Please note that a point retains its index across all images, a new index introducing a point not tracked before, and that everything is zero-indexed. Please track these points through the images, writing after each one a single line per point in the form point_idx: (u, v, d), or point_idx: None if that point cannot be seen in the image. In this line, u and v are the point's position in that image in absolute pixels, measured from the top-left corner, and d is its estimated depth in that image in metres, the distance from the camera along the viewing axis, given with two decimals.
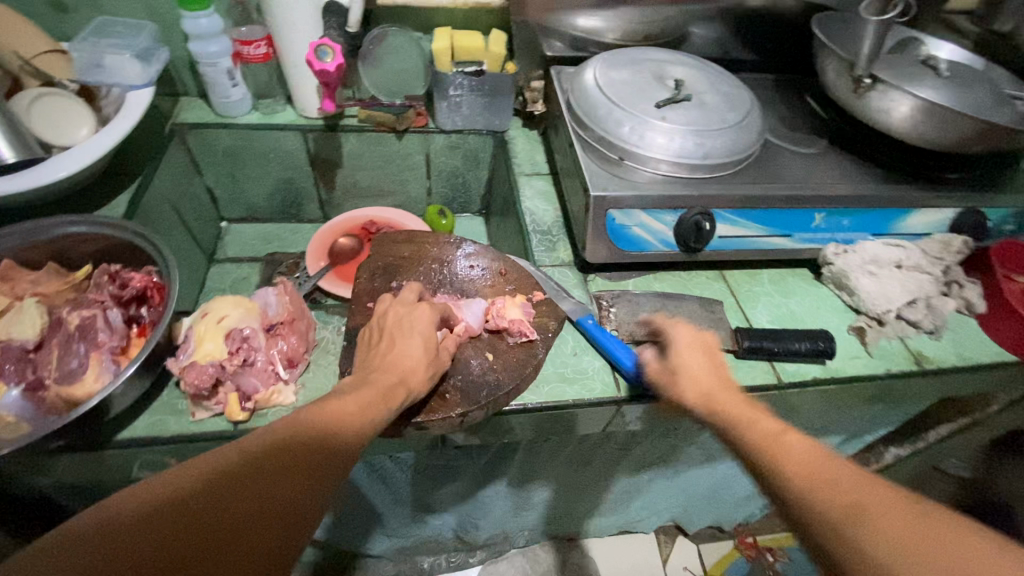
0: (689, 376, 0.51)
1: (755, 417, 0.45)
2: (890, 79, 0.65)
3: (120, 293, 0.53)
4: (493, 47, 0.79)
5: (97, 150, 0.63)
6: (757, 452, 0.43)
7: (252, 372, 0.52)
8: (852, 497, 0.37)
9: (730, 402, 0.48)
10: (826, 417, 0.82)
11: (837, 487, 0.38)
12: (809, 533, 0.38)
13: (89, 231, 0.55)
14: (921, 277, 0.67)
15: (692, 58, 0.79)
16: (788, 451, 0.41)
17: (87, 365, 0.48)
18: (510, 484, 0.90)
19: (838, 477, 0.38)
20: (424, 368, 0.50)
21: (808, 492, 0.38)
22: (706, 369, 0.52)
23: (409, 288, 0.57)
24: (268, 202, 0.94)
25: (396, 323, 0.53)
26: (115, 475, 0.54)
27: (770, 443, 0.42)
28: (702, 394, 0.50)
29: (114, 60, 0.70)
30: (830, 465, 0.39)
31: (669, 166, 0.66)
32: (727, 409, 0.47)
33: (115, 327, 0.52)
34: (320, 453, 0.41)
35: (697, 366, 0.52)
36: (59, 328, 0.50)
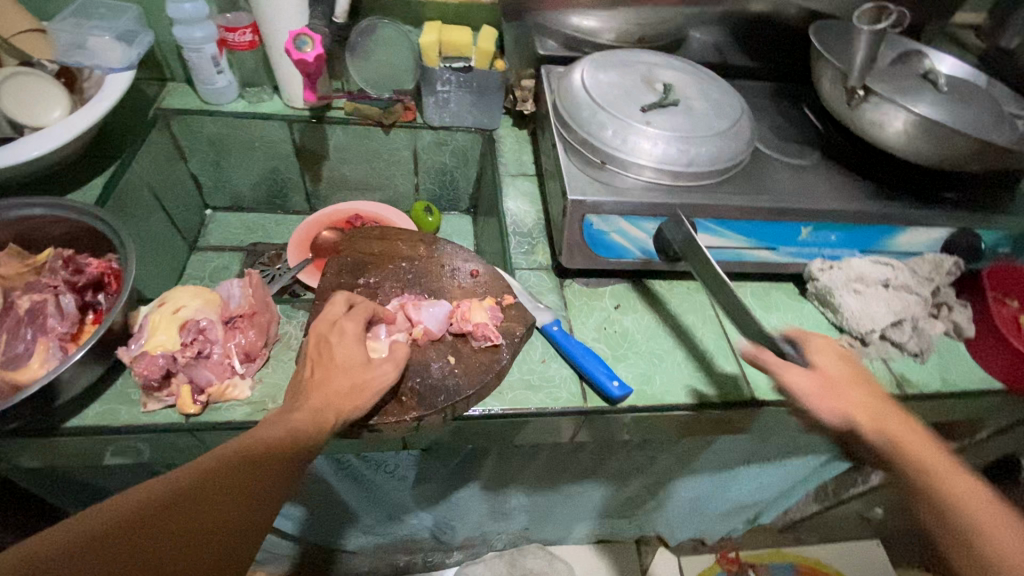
0: (843, 398, 0.51)
1: (929, 448, 0.48)
2: (883, 92, 0.63)
3: (73, 277, 0.52)
4: (481, 44, 0.77)
5: (71, 132, 0.62)
6: (944, 485, 0.46)
7: (207, 364, 0.51)
8: (1004, 543, 0.43)
9: (904, 429, 0.50)
10: (808, 435, 0.80)
11: (997, 536, 0.43)
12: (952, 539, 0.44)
13: (48, 213, 0.54)
14: (909, 298, 0.65)
15: (685, 62, 0.77)
16: (959, 489, 0.46)
17: (33, 349, 0.48)
18: (484, 487, 0.89)
19: (999, 520, 0.44)
20: (354, 390, 0.50)
21: (995, 536, 0.43)
22: (863, 390, 0.51)
23: (336, 298, 0.56)
24: (254, 191, 0.93)
25: (317, 346, 0.52)
26: (68, 463, 0.54)
27: (947, 475, 0.47)
28: (874, 422, 0.50)
29: (98, 42, 0.70)
30: (996, 508, 0.45)
31: (652, 173, 0.64)
32: (908, 441, 0.49)
33: (66, 313, 0.51)
34: (274, 465, 0.44)
35: (853, 384, 0.51)
36: (9, 312, 0.50)
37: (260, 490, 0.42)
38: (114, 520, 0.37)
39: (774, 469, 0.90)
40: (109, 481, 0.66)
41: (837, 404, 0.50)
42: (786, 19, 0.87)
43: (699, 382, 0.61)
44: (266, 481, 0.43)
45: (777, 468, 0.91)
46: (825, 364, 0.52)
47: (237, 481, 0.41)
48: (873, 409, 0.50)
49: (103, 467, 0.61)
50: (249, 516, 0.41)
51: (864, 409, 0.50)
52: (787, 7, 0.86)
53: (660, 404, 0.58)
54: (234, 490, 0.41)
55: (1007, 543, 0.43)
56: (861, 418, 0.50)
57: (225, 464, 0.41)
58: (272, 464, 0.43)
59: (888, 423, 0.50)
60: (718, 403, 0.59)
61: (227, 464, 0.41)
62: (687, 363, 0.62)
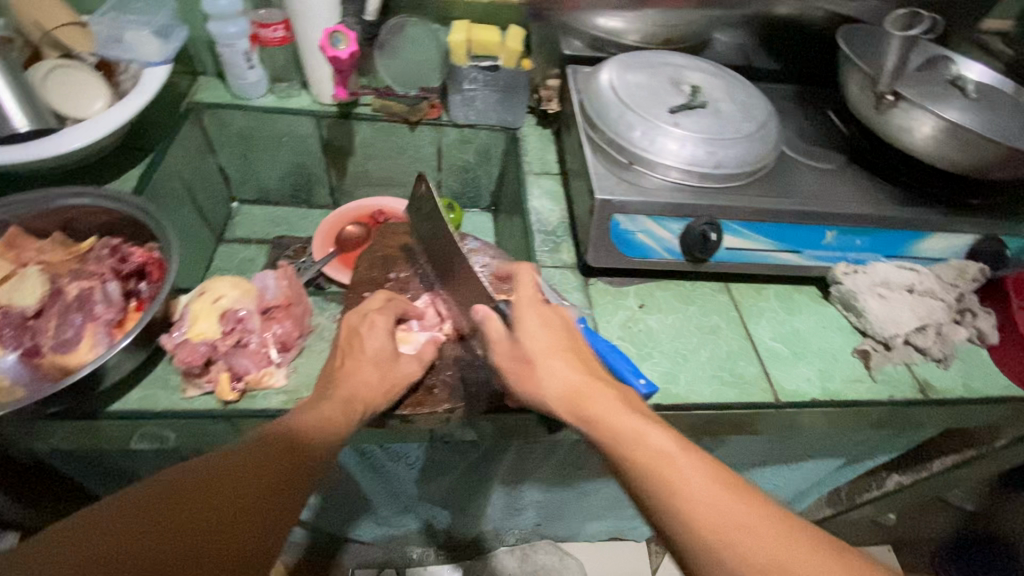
0: (557, 376, 0.51)
1: (625, 418, 0.48)
2: (914, 97, 0.63)
3: (119, 266, 0.54)
4: (510, 43, 0.79)
5: (111, 124, 0.64)
6: (627, 462, 0.46)
7: (245, 353, 0.52)
8: (759, 533, 0.41)
9: (581, 394, 0.50)
10: (826, 438, 0.80)
11: (742, 528, 0.41)
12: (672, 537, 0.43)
13: (94, 203, 0.56)
14: (932, 303, 0.65)
15: (712, 63, 0.78)
16: (631, 458, 0.45)
17: (82, 335, 0.50)
18: (501, 482, 0.90)
19: (737, 506, 0.42)
20: (382, 382, 0.52)
21: (683, 515, 0.42)
22: (568, 360, 0.52)
23: (373, 297, 0.59)
24: (280, 185, 0.94)
25: (348, 340, 0.55)
26: (106, 446, 0.55)
27: (628, 445, 0.46)
28: (568, 397, 0.50)
29: (134, 36, 0.71)
30: (718, 493, 0.42)
31: (678, 173, 0.65)
32: (592, 411, 0.49)
33: (112, 300, 0.52)
34: (299, 450, 0.45)
35: (550, 352, 0.52)
36: (58, 297, 0.52)
37: (276, 486, 0.43)
38: (139, 505, 0.40)
39: (790, 470, 0.90)
40: (140, 465, 0.68)
41: (549, 381, 0.51)
42: (811, 22, 0.87)
43: (724, 383, 0.61)
44: (289, 465, 0.44)
45: (793, 471, 0.91)
46: (526, 334, 0.53)
47: (252, 474, 0.43)
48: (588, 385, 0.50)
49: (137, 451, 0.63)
50: (264, 512, 0.42)
51: (565, 383, 0.50)
52: (814, 10, 0.86)
53: (684, 403, 0.59)
54: (253, 472, 0.43)
55: (763, 537, 0.40)
56: (555, 396, 0.50)
57: (242, 457, 0.43)
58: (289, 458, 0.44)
59: (593, 399, 0.49)
60: (743, 403, 0.59)
61: (246, 456, 0.43)
62: (712, 364, 0.63)
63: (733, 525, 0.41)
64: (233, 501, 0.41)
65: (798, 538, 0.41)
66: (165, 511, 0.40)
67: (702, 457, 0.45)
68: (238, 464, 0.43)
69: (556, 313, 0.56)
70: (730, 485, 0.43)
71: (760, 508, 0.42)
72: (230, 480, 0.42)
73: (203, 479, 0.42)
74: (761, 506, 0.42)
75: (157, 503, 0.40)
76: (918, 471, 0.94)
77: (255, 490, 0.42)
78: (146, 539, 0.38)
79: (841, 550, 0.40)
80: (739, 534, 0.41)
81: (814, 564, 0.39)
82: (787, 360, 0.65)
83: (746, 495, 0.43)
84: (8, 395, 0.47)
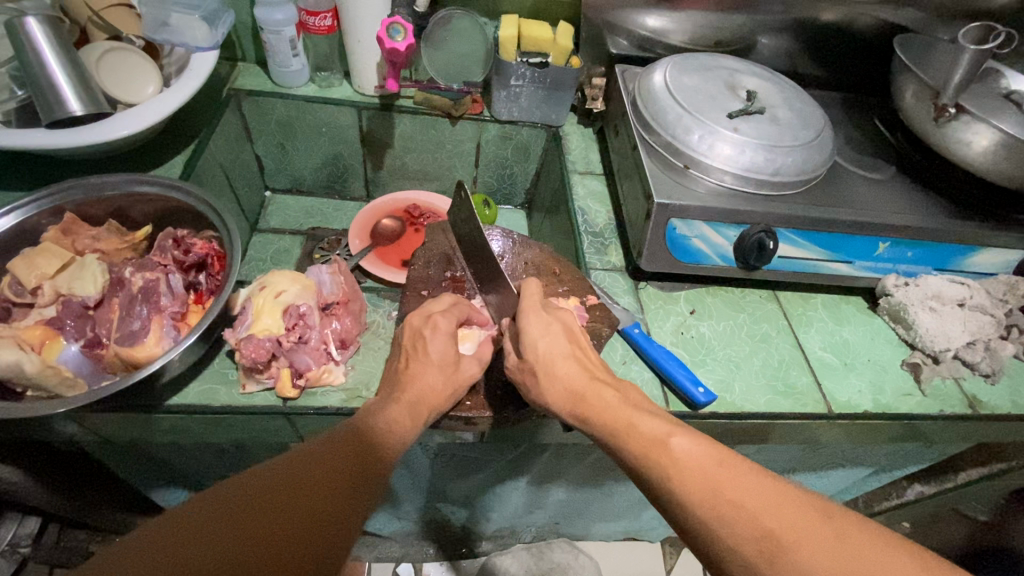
0: (555, 379, 0.51)
1: (619, 412, 0.48)
2: (975, 110, 0.62)
3: (183, 258, 0.59)
4: (561, 40, 0.76)
5: (162, 110, 0.63)
6: (626, 454, 0.46)
7: (306, 349, 0.53)
8: (750, 504, 0.40)
9: (581, 395, 0.50)
10: (863, 449, 0.80)
11: (734, 500, 0.41)
12: (674, 516, 0.43)
13: (156, 192, 0.60)
14: (983, 318, 0.65)
15: (763, 68, 0.77)
16: (629, 450, 0.46)
17: (148, 328, 0.53)
18: (530, 481, 0.89)
19: (731, 481, 0.42)
20: (447, 387, 0.53)
21: (678, 493, 0.42)
22: (570, 363, 0.52)
23: (438, 299, 0.60)
24: (314, 175, 0.93)
25: (411, 342, 0.55)
26: (158, 436, 0.55)
27: (624, 438, 0.47)
28: (569, 397, 0.51)
29: (183, 20, 0.70)
30: (711, 469, 0.42)
31: (734, 179, 0.64)
32: (590, 411, 0.49)
33: (176, 292, 0.57)
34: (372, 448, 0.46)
35: (555, 359, 0.52)
36: (121, 288, 0.56)
37: (348, 490, 0.43)
38: (213, 509, 0.39)
39: (819, 478, 0.90)
40: (181, 455, 0.67)
41: (549, 386, 0.51)
42: (860, 29, 0.85)
43: (777, 393, 0.61)
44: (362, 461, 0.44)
45: (821, 479, 0.90)
46: (528, 345, 0.53)
47: (327, 475, 0.43)
48: (586, 387, 0.51)
49: (182, 443, 0.62)
50: (333, 512, 0.41)
51: (565, 386, 0.51)
52: (864, 17, 0.84)
53: (740, 411, 0.59)
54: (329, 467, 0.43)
55: (754, 507, 0.40)
56: (557, 399, 0.51)
57: (314, 459, 0.43)
58: (358, 461, 0.44)
59: (592, 400, 0.50)
60: (795, 413, 0.59)
61: (314, 458, 0.43)
62: (764, 373, 0.63)
63: (727, 498, 0.41)
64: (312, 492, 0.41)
65: (793, 504, 0.40)
66: (240, 516, 0.39)
67: (693, 436, 0.45)
68: (313, 466, 0.43)
69: (556, 315, 0.56)
70: (725, 459, 0.43)
71: (755, 480, 0.42)
72: (300, 482, 0.42)
73: (273, 481, 0.41)
74: (759, 479, 0.42)
75: (229, 506, 0.39)
76: (942, 481, 0.93)
77: (330, 492, 0.42)
78: (221, 541, 0.37)
79: (829, 513, 0.40)
80: (732, 506, 0.40)
81: (803, 526, 0.39)
82: (838, 370, 0.65)
83: (740, 468, 0.42)
84: (72, 387, 0.50)
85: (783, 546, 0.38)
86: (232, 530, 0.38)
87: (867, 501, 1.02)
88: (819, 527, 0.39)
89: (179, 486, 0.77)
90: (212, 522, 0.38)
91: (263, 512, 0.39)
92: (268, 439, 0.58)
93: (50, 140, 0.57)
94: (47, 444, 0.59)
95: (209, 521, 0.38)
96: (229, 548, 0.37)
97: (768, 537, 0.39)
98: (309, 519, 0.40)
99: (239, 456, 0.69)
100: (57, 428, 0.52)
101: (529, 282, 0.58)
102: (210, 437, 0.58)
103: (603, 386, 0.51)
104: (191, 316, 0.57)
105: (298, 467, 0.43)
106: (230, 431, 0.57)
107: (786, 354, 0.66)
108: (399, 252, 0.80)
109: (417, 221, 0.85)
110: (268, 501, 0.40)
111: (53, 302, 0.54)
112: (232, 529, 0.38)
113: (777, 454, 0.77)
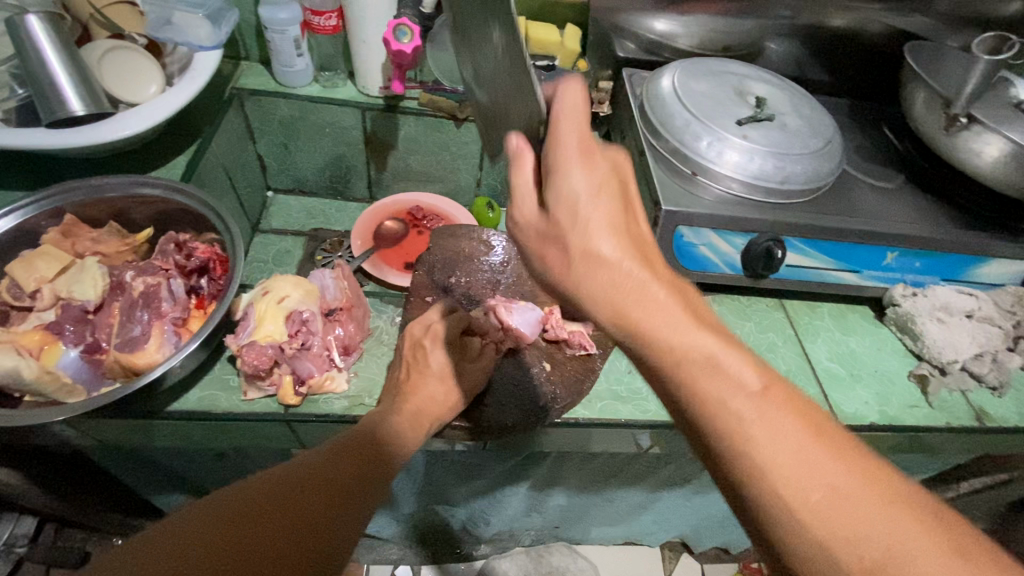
0: (602, 265, 0.36)
1: (688, 334, 0.35)
2: (987, 120, 0.61)
3: (184, 262, 0.58)
4: (568, 43, 0.78)
5: (164, 110, 0.62)
6: (691, 400, 0.34)
7: (309, 356, 0.54)
8: (851, 496, 0.31)
9: (631, 292, 0.35)
10: (868, 459, 0.79)
11: (836, 488, 0.31)
12: (743, 488, 0.33)
13: (159, 194, 0.59)
14: (991, 329, 0.64)
15: (771, 75, 0.77)
16: (698, 393, 0.34)
17: (149, 333, 0.53)
18: (531, 487, 0.88)
19: (834, 465, 0.32)
20: (447, 401, 0.52)
21: (758, 466, 0.32)
22: (627, 244, 0.36)
23: (439, 305, 0.60)
24: (317, 176, 0.92)
25: (412, 354, 0.55)
26: (158, 441, 0.55)
27: (697, 377, 0.35)
28: (617, 293, 0.36)
29: (186, 18, 0.69)
30: (811, 447, 0.32)
31: (743, 186, 0.63)
32: (643, 316, 0.35)
33: (177, 297, 0.56)
34: (380, 453, 0.46)
35: (605, 235, 0.36)
36: (121, 292, 0.56)
37: (355, 493, 0.43)
38: (222, 508, 0.38)
39: None
40: (179, 459, 0.66)
41: (591, 273, 0.36)
42: (870, 35, 0.84)
43: None
44: (370, 466, 0.45)
45: None
46: (563, 196, 0.36)
47: (335, 480, 0.42)
48: (644, 279, 0.36)
49: (181, 448, 0.61)
50: (343, 514, 0.41)
51: (613, 278, 0.36)
52: (874, 23, 0.83)
53: None
54: (339, 471, 0.43)
55: (861, 502, 0.30)
56: (599, 292, 0.36)
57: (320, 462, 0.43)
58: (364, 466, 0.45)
59: (648, 299, 0.35)
60: None
61: (324, 462, 0.43)
62: None
63: (819, 481, 0.31)
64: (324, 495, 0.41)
65: (905, 502, 0.31)
66: (249, 517, 0.38)
67: (789, 398, 0.34)
68: (318, 469, 0.43)
69: (607, 167, 0.38)
70: (825, 435, 0.33)
71: (865, 468, 0.32)
72: (310, 484, 0.41)
73: (283, 483, 0.41)
74: (871, 471, 0.32)
75: (237, 506, 0.38)
76: (944, 490, 0.91)
77: (336, 495, 0.42)
78: (230, 544, 0.36)
79: (956, 524, 0.30)
80: (829, 497, 0.31)
81: (922, 537, 0.30)
82: (844, 381, 0.64)
83: (848, 451, 0.32)
84: (71, 394, 0.49)
85: (890, 557, 0.29)
86: (240, 533, 0.37)
87: None
88: (944, 543, 0.29)
89: (176, 489, 0.76)
90: (221, 521, 0.37)
91: (273, 512, 0.39)
92: (269, 444, 0.57)
93: (51, 140, 0.57)
94: (43, 448, 0.58)
95: (216, 520, 0.37)
96: (239, 548, 0.36)
97: (875, 545, 0.29)
98: (318, 519, 0.40)
99: (238, 460, 0.68)
100: (56, 433, 0.52)
101: (570, 86, 0.38)
102: (210, 443, 0.57)
103: (669, 294, 0.36)
104: (192, 321, 0.57)
105: (306, 471, 0.42)
106: (230, 437, 0.56)
107: (792, 363, 0.65)
108: (402, 256, 0.79)
109: (420, 223, 0.83)
110: (278, 504, 0.39)
111: (52, 306, 0.55)
112: (239, 531, 0.37)
113: None
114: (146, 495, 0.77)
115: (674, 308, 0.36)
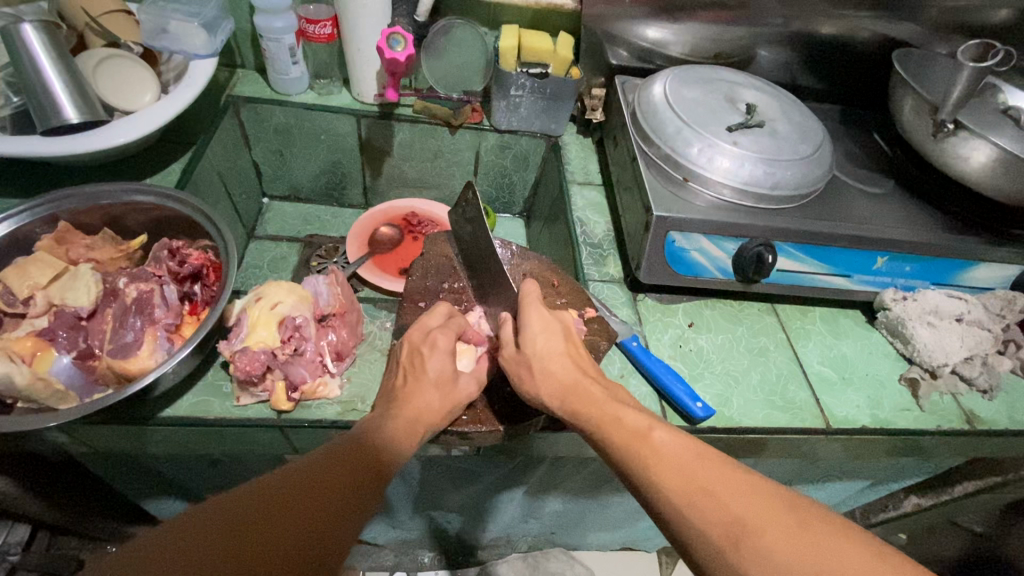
0: (546, 373, 0.51)
1: (605, 405, 0.48)
2: (973, 126, 0.62)
3: (177, 269, 0.59)
4: (562, 50, 0.77)
5: (158, 118, 0.63)
6: (607, 445, 0.46)
7: (302, 362, 0.54)
8: (720, 491, 0.41)
9: (572, 388, 0.50)
10: (863, 463, 0.79)
11: (709, 488, 0.41)
12: (652, 501, 0.43)
13: (152, 202, 0.60)
14: (981, 333, 0.65)
15: (762, 82, 0.78)
16: (612, 443, 0.46)
17: (142, 340, 0.53)
18: (527, 492, 0.88)
19: (707, 471, 0.42)
20: (440, 410, 0.52)
21: (654, 483, 0.42)
22: (562, 360, 0.52)
23: (436, 310, 0.59)
24: (313, 182, 0.93)
25: (409, 359, 0.55)
26: (150, 447, 0.55)
27: (610, 430, 0.46)
28: (558, 391, 0.50)
29: (182, 28, 0.70)
30: (687, 459, 0.43)
31: (733, 192, 0.64)
32: (579, 405, 0.49)
33: (171, 304, 0.57)
34: (372, 460, 0.45)
35: (550, 355, 0.52)
36: (115, 300, 0.56)
37: (347, 499, 0.42)
38: (224, 509, 0.39)
39: (818, 492, 0.89)
40: (174, 465, 0.66)
41: (540, 379, 0.51)
42: (859, 43, 0.85)
43: (774, 408, 0.61)
44: (361, 472, 0.44)
45: (819, 491, 0.88)
46: (526, 336, 0.53)
47: (323, 486, 0.42)
48: (576, 380, 0.51)
49: (175, 455, 0.61)
50: (330, 522, 0.41)
51: (556, 381, 0.51)
52: (863, 31, 0.84)
53: (738, 426, 0.59)
54: (326, 478, 0.43)
55: (725, 494, 0.40)
56: (548, 392, 0.51)
57: (313, 468, 0.43)
58: (357, 473, 0.44)
59: (581, 394, 0.50)
60: (793, 430, 0.59)
61: (312, 469, 0.43)
62: (761, 388, 0.63)
63: (699, 485, 0.41)
64: (309, 502, 0.41)
65: (766, 495, 0.41)
66: (247, 521, 0.39)
67: (674, 431, 0.45)
68: (308, 478, 0.43)
69: (557, 316, 0.56)
70: (702, 453, 0.43)
71: (728, 472, 0.42)
72: (295, 491, 0.41)
73: (270, 492, 0.41)
74: (733, 471, 0.42)
75: (234, 511, 0.39)
76: (938, 494, 0.91)
77: (329, 502, 0.42)
78: (215, 552, 0.37)
79: (798, 505, 0.40)
80: (704, 494, 0.41)
81: (770, 514, 0.39)
82: (836, 385, 0.65)
83: (718, 461, 0.43)
84: (63, 400, 0.50)
85: (749, 531, 0.39)
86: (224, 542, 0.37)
87: (863, 513, 1.01)
88: (786, 518, 0.39)
89: (170, 495, 0.75)
90: (219, 526, 0.38)
91: (272, 513, 0.40)
92: (263, 449, 0.57)
93: (45, 147, 0.58)
94: (37, 455, 0.58)
95: (213, 527, 0.38)
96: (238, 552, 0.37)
97: (737, 522, 0.39)
98: (316, 519, 0.40)
99: (232, 466, 0.67)
100: (49, 441, 0.52)
101: (529, 282, 0.58)
102: (203, 449, 0.57)
103: (597, 386, 0.50)
104: (185, 327, 0.58)
105: (296, 478, 0.42)
106: (223, 443, 0.56)
107: (784, 369, 0.65)
108: (397, 261, 0.79)
109: (414, 228, 0.84)
110: (264, 511, 0.40)
111: (46, 313, 0.55)
112: (225, 539, 0.38)
113: (775, 467, 0.76)
114: (140, 501, 0.77)
115: (596, 386, 0.50)
